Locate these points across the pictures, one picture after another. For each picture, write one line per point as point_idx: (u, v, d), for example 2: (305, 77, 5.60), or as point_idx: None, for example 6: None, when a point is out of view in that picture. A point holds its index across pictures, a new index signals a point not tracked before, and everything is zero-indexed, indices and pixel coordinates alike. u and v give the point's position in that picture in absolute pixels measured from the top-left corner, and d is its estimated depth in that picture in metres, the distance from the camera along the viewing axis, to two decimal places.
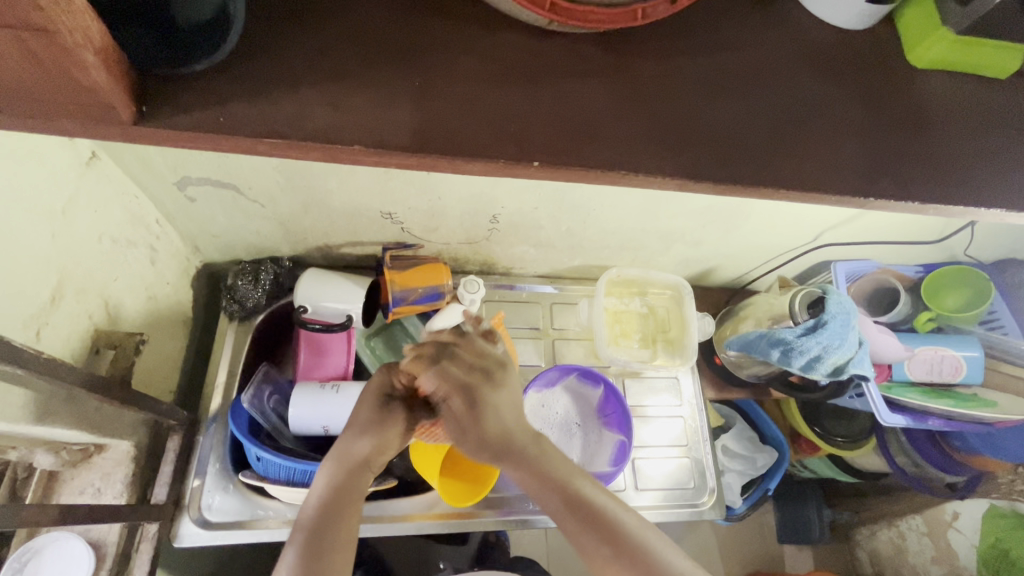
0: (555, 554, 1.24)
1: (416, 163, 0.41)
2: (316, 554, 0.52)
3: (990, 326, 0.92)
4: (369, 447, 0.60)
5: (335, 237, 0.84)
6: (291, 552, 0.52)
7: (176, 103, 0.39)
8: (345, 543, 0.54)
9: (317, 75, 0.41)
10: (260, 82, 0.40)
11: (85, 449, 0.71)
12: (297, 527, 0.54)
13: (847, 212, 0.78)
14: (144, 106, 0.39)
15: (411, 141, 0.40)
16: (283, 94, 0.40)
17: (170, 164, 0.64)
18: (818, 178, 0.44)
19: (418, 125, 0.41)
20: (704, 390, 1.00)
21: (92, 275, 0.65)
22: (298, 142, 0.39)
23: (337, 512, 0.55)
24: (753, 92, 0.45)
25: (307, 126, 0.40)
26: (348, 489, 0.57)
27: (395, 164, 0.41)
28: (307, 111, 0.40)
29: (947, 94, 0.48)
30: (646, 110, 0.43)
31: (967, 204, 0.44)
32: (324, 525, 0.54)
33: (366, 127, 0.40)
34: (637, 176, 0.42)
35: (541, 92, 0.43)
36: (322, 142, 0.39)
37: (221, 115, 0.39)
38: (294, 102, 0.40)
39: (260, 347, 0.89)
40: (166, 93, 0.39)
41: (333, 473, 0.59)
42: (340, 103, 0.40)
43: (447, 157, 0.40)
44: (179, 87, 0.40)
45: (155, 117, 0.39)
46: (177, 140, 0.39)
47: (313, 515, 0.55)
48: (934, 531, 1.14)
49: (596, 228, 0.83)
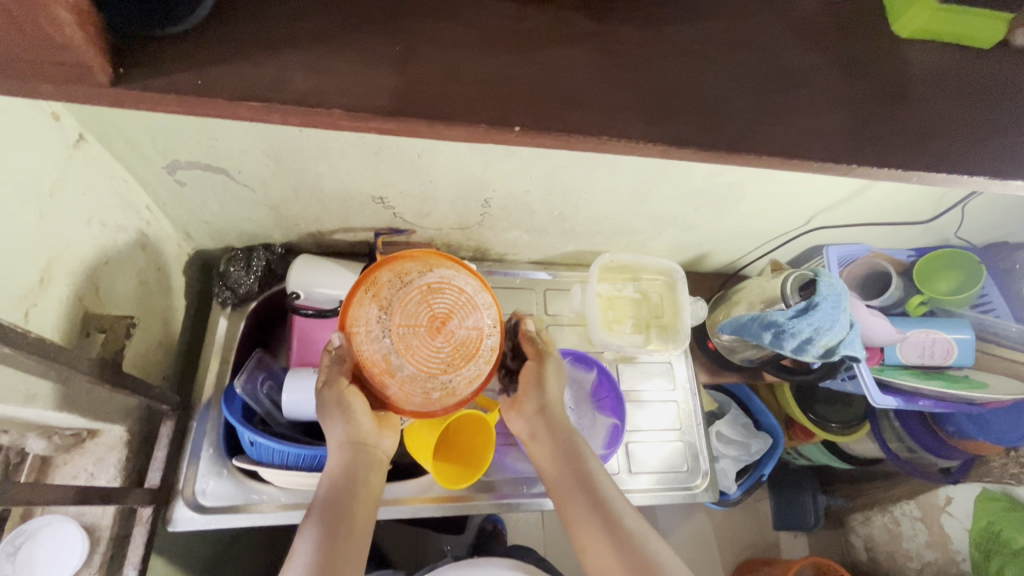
0: (552, 542, 1.25)
1: (396, 129, 0.41)
2: (328, 543, 0.54)
3: (983, 309, 0.95)
4: (351, 429, 0.60)
5: (328, 222, 0.84)
6: (306, 538, 0.54)
7: (152, 68, 0.39)
8: (356, 533, 0.56)
9: (294, 40, 0.41)
10: (241, 48, 0.40)
11: (78, 434, 0.71)
12: (310, 515, 0.57)
13: (840, 193, 0.78)
14: (121, 69, 0.39)
15: (390, 105, 0.40)
16: (264, 57, 0.40)
17: (159, 146, 0.64)
18: (802, 145, 0.44)
19: (397, 88, 0.40)
20: (697, 375, 1.01)
21: (79, 257, 0.65)
22: (276, 106, 0.39)
23: (345, 501, 0.57)
24: (735, 58, 0.45)
25: (285, 89, 0.39)
26: (351, 478, 0.59)
27: (377, 130, 0.41)
28: (286, 74, 0.40)
29: (929, 64, 0.48)
30: (629, 76, 0.43)
31: (954, 174, 0.44)
32: (336, 516, 0.56)
33: (345, 93, 0.40)
34: (620, 144, 0.42)
35: (522, 58, 0.43)
36: (301, 105, 0.39)
37: (200, 79, 0.39)
38: (274, 65, 0.40)
39: (251, 336, 0.90)
40: (144, 58, 0.39)
41: (334, 463, 0.60)
42: (319, 67, 0.40)
43: (429, 122, 0.40)
44: (158, 51, 0.40)
45: (129, 79, 0.39)
46: (154, 102, 0.39)
47: (323, 502, 0.57)
48: (928, 516, 1.15)
49: (589, 212, 0.83)
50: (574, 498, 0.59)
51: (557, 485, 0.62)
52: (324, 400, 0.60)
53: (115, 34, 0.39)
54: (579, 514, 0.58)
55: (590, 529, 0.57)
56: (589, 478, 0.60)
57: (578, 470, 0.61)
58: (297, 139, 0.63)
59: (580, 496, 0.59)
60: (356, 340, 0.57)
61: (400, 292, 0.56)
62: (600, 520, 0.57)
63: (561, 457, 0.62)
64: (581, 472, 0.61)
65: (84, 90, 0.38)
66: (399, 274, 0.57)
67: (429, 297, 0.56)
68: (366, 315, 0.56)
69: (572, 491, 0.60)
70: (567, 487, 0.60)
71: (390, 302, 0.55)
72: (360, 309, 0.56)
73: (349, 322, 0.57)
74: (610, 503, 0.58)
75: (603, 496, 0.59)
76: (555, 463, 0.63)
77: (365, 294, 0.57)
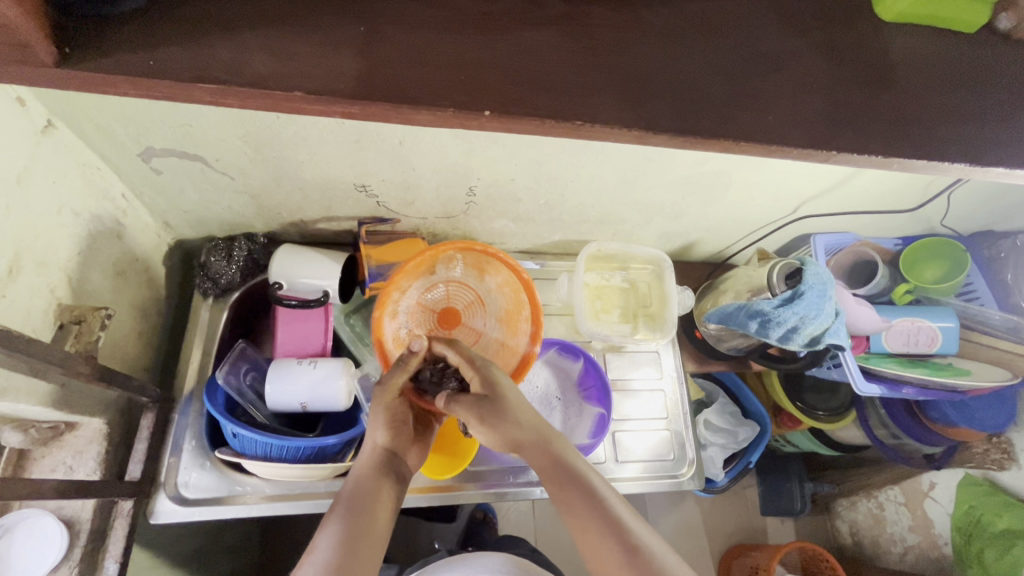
0: (542, 530, 1.26)
1: (361, 113, 0.40)
2: (349, 541, 0.55)
3: (968, 298, 0.95)
4: (388, 435, 0.64)
5: (310, 211, 0.82)
6: (328, 536, 0.56)
7: (103, 47, 0.38)
8: (376, 536, 0.57)
9: (257, 23, 0.40)
10: (198, 27, 0.39)
11: (56, 426, 0.69)
12: (332, 513, 0.58)
13: (826, 182, 0.78)
14: (68, 49, 0.37)
15: (354, 88, 0.39)
16: (222, 39, 0.39)
17: (132, 132, 0.62)
18: (781, 131, 0.43)
19: (362, 71, 0.40)
20: (684, 364, 1.01)
21: (51, 247, 0.63)
22: (235, 88, 0.38)
23: (369, 502, 0.59)
24: (711, 43, 0.45)
25: (243, 71, 0.38)
26: (377, 480, 0.61)
27: (342, 115, 0.40)
28: (245, 56, 0.39)
29: (911, 48, 0.48)
30: (605, 61, 0.43)
31: (935, 161, 0.44)
32: (358, 516, 0.57)
33: (309, 75, 0.39)
34: (592, 129, 0.41)
35: (494, 42, 0.42)
36: (260, 87, 0.38)
37: (151, 59, 0.38)
38: (232, 46, 0.39)
39: (234, 327, 0.89)
40: (97, 40, 0.38)
41: (359, 466, 0.63)
42: (279, 49, 0.39)
43: (394, 105, 0.39)
44: (113, 31, 0.39)
45: (78, 60, 0.37)
46: (108, 84, 0.38)
47: (347, 503, 0.59)
48: (912, 500, 1.17)
49: (575, 201, 0.82)
50: (582, 511, 0.57)
51: (559, 497, 0.59)
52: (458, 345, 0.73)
53: (60, 9, 0.37)
54: (585, 526, 0.57)
55: (600, 542, 0.56)
56: (597, 492, 0.58)
57: (582, 482, 0.59)
58: (274, 125, 0.61)
59: (588, 507, 0.57)
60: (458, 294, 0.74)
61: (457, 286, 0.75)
62: (611, 533, 0.55)
63: (559, 471, 0.60)
64: (582, 483, 0.59)
65: (32, 71, 0.37)
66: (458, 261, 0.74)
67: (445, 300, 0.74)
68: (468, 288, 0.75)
69: (579, 504, 0.57)
70: (574, 501, 0.58)
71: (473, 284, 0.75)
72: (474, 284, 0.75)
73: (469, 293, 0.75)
74: (619, 517, 0.57)
75: (610, 506, 0.57)
76: (553, 474, 0.60)
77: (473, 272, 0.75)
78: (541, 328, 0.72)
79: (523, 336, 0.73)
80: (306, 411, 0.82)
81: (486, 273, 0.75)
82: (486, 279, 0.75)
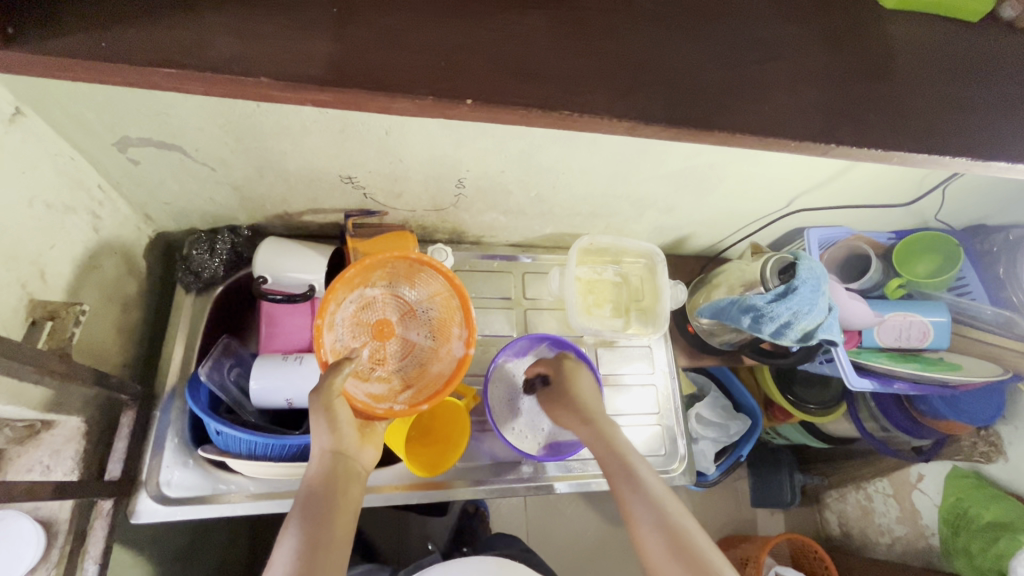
0: (534, 524, 1.25)
1: (335, 100, 0.38)
2: (308, 553, 0.54)
3: (959, 292, 0.94)
4: (335, 439, 0.61)
5: (295, 203, 0.80)
6: (285, 548, 0.55)
7: (55, 27, 0.36)
8: (336, 543, 0.57)
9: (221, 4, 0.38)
10: (160, 7, 0.38)
11: (32, 425, 0.66)
12: (288, 523, 0.57)
13: (821, 175, 0.76)
14: (13, 30, 0.36)
15: (327, 75, 0.37)
16: (185, 19, 0.38)
17: (106, 121, 0.60)
18: (776, 123, 0.42)
19: (335, 57, 0.38)
20: (677, 358, 1.00)
21: (22, 241, 0.60)
22: (198, 73, 0.37)
23: (325, 510, 0.58)
24: (705, 29, 0.43)
25: (208, 55, 0.37)
26: (329, 485, 0.59)
27: (315, 103, 0.38)
28: (208, 39, 0.37)
29: (913, 38, 0.46)
30: (596, 47, 0.41)
31: (932, 153, 0.43)
32: (315, 525, 0.56)
33: (279, 61, 0.37)
34: (582, 119, 0.40)
35: (477, 26, 0.40)
36: (227, 73, 0.37)
37: (105, 41, 0.37)
38: (195, 27, 0.37)
39: (218, 321, 0.87)
40: (48, 25, 0.36)
41: (312, 470, 0.61)
42: (244, 31, 0.38)
43: (369, 93, 0.37)
44: (68, 17, 0.37)
45: (27, 45, 0.36)
46: (62, 70, 0.36)
47: (300, 512, 0.57)
48: (900, 492, 1.17)
49: (566, 193, 0.81)
50: (619, 479, 0.65)
51: (605, 468, 0.68)
52: (397, 356, 0.71)
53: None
54: (625, 492, 0.64)
55: (635, 508, 0.62)
56: (628, 462, 0.66)
57: (621, 455, 0.67)
58: (255, 114, 0.59)
59: (624, 477, 0.65)
60: (388, 307, 0.72)
61: (389, 298, 0.72)
62: (642, 500, 0.62)
63: (602, 445, 0.69)
64: (620, 457, 0.67)
65: None
66: (390, 274, 0.71)
67: (378, 313, 0.71)
68: (399, 296, 0.72)
69: (617, 475, 0.66)
70: (613, 471, 0.66)
71: (405, 294, 0.73)
72: (410, 293, 0.73)
73: (403, 305, 0.73)
74: (648, 485, 0.64)
75: (640, 476, 0.65)
76: (598, 446, 0.70)
77: (403, 280, 0.72)
78: (473, 331, 0.68)
79: (455, 341, 0.70)
80: (291, 408, 0.80)
81: (417, 283, 0.72)
82: (418, 288, 0.72)
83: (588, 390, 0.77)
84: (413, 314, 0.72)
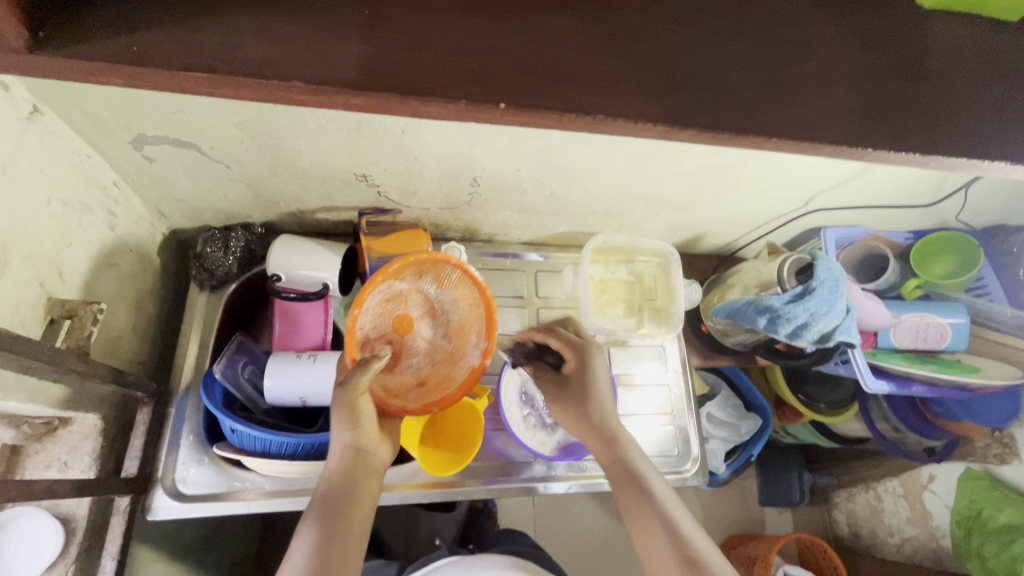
0: (543, 520, 1.26)
1: (364, 104, 0.38)
2: (325, 549, 0.55)
3: (978, 293, 0.92)
4: (356, 435, 0.61)
5: (309, 201, 0.80)
6: (303, 542, 0.55)
7: (79, 28, 0.36)
8: (354, 539, 0.57)
9: (244, 5, 0.37)
10: (186, 7, 0.37)
11: (49, 422, 0.67)
12: (306, 517, 0.58)
13: (842, 174, 0.75)
14: (41, 32, 0.36)
15: (358, 78, 0.37)
16: (212, 21, 0.37)
17: (124, 119, 0.60)
18: (809, 125, 0.41)
19: (365, 60, 0.38)
20: (689, 358, 1.00)
21: (41, 240, 0.61)
22: (227, 77, 0.36)
23: (343, 507, 0.58)
24: (738, 28, 0.42)
25: (235, 57, 0.37)
26: (347, 481, 0.60)
27: (344, 106, 0.38)
28: (236, 40, 0.37)
29: (949, 38, 0.45)
30: (627, 47, 0.40)
31: (968, 158, 0.42)
32: (333, 522, 0.57)
33: (309, 64, 0.37)
34: (611, 122, 0.39)
35: (506, 25, 0.39)
36: (257, 77, 0.36)
37: (134, 45, 0.36)
38: (222, 28, 0.37)
39: (231, 319, 0.87)
40: (71, 30, 0.36)
41: (332, 465, 0.61)
42: (272, 33, 0.37)
43: (397, 96, 0.37)
44: (92, 22, 0.36)
45: (52, 47, 0.35)
46: (87, 72, 0.36)
47: (320, 508, 0.58)
48: (910, 493, 1.16)
49: (581, 191, 0.80)
50: (623, 481, 0.65)
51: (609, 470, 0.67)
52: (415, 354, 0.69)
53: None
54: (629, 495, 0.63)
55: (640, 511, 0.62)
56: (633, 466, 0.66)
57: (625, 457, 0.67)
58: (272, 112, 0.58)
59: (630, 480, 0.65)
60: (410, 302, 0.69)
61: (412, 291, 0.69)
62: (648, 503, 0.62)
63: (606, 444, 0.69)
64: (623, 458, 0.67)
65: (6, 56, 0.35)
66: (421, 270, 0.68)
67: (398, 306, 0.68)
68: (423, 291, 0.69)
69: (620, 476, 0.65)
70: (617, 475, 0.66)
71: (428, 290, 0.69)
72: (433, 289, 0.69)
73: (426, 300, 0.69)
74: (652, 488, 0.64)
75: (645, 479, 0.64)
76: (600, 447, 0.69)
77: (428, 277, 0.69)
78: (494, 344, 0.67)
79: (475, 351, 0.68)
80: (305, 406, 0.80)
81: (443, 282, 0.69)
82: (444, 287, 0.69)
83: (604, 371, 0.73)
84: (435, 312, 0.69)
